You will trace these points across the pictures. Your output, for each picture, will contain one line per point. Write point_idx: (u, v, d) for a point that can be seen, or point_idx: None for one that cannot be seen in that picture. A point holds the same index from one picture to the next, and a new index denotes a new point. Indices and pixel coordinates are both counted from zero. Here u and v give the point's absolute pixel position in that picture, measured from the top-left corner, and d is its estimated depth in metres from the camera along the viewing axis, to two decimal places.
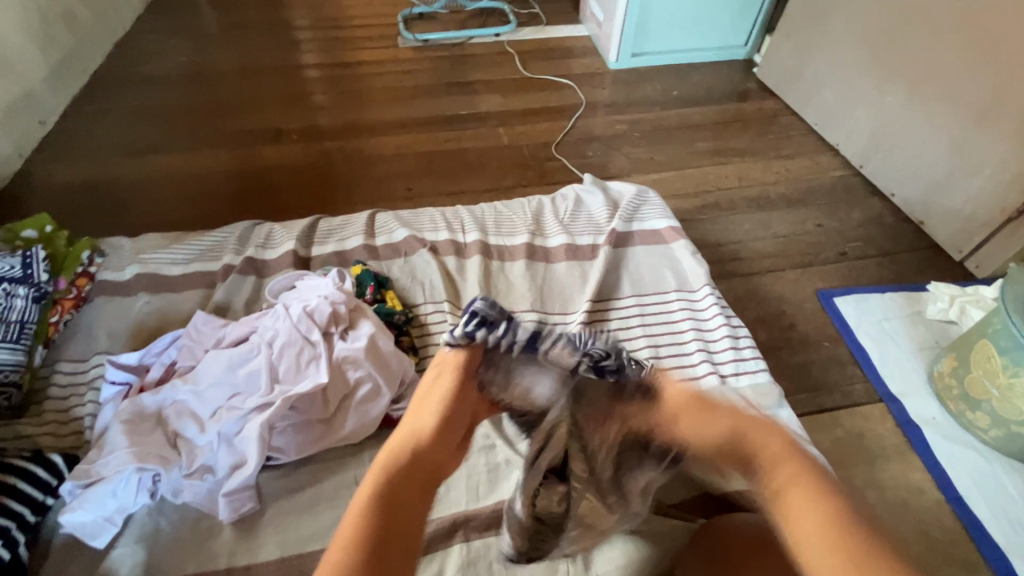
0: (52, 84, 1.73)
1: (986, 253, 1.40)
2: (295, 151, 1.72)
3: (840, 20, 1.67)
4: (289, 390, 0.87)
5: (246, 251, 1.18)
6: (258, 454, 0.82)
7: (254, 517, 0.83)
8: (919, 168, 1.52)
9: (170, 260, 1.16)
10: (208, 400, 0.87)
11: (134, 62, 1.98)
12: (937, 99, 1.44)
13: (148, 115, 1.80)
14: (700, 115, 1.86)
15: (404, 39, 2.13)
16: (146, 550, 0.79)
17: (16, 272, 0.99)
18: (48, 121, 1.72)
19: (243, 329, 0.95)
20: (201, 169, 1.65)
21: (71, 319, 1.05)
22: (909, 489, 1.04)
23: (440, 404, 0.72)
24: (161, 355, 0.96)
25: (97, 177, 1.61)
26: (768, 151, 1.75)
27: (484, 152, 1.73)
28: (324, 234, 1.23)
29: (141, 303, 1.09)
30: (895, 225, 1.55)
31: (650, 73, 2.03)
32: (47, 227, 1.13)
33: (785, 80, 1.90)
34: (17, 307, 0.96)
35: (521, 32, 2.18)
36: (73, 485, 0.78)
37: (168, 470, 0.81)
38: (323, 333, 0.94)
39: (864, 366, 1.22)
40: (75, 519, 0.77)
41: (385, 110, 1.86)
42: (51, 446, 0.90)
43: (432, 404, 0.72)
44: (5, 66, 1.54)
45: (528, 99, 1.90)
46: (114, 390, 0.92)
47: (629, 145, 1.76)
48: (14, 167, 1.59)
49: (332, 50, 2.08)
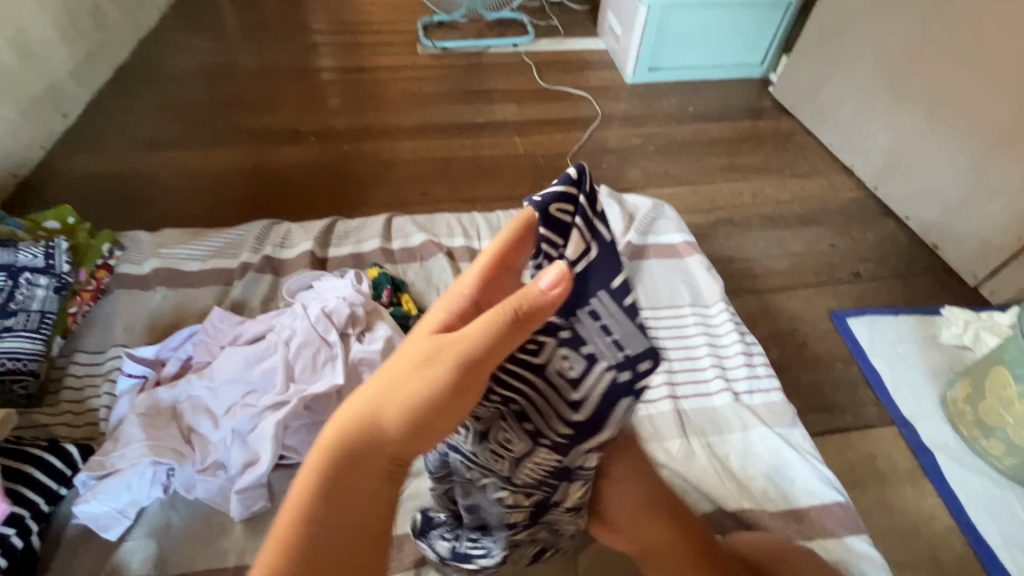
0: (76, 78, 1.76)
1: (1001, 279, 1.39)
2: (311, 152, 1.74)
3: (859, 41, 1.67)
4: (305, 390, 0.87)
5: (264, 249, 1.19)
6: (271, 453, 0.82)
7: (265, 516, 0.83)
8: (936, 192, 1.51)
9: (189, 255, 1.17)
10: (223, 396, 0.87)
11: (156, 60, 2.01)
12: (957, 124, 1.44)
13: (169, 112, 1.83)
14: (715, 131, 1.87)
15: (423, 45, 2.15)
16: (157, 545, 0.79)
17: (39, 262, 1.00)
18: (70, 114, 1.75)
19: (260, 326, 0.96)
20: (219, 167, 1.67)
21: (89, 311, 1.06)
22: (922, 516, 1.03)
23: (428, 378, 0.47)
24: (177, 350, 0.96)
25: (117, 170, 1.63)
26: (782, 170, 1.75)
27: (499, 160, 1.74)
28: (341, 235, 1.24)
29: (157, 298, 1.09)
30: (910, 247, 1.55)
31: (666, 87, 2.04)
32: (69, 219, 1.14)
33: (801, 99, 1.90)
34: (37, 297, 0.97)
35: (539, 43, 2.20)
36: (87, 477, 0.79)
37: (182, 465, 0.81)
38: (340, 334, 0.94)
39: (876, 388, 1.22)
40: (88, 510, 0.77)
41: (402, 116, 1.88)
42: (65, 436, 0.90)
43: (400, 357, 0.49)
44: (33, 58, 1.57)
45: (544, 109, 1.92)
46: (131, 382, 0.92)
47: (643, 158, 1.77)
48: (35, 158, 1.61)
49: (351, 54, 2.10)
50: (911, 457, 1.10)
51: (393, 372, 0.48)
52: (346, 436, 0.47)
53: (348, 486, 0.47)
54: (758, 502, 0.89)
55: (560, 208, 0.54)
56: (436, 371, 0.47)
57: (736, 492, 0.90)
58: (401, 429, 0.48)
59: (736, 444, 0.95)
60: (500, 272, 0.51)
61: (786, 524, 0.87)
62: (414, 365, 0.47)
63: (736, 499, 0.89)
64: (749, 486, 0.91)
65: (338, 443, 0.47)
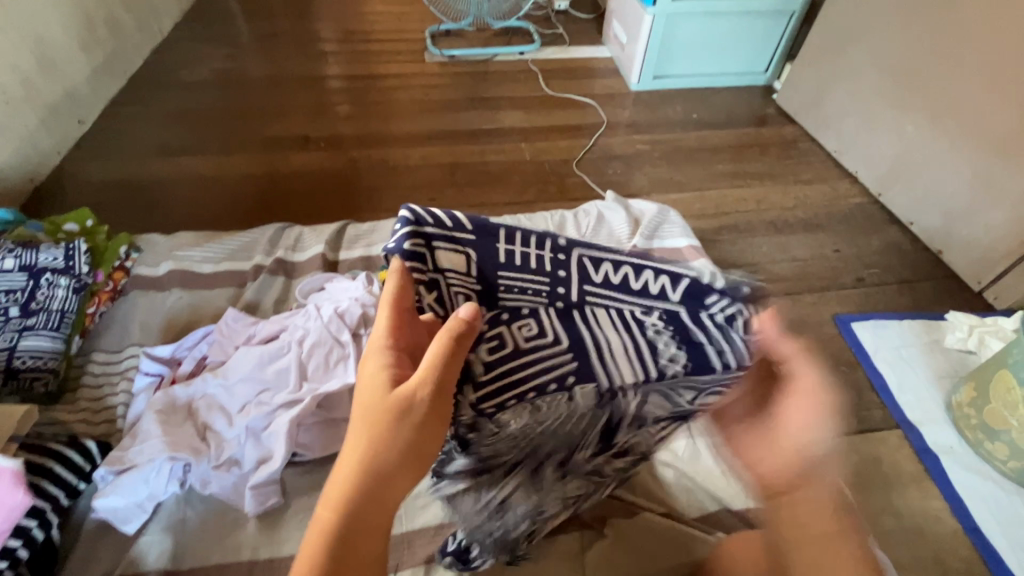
0: (92, 86, 1.80)
1: (1005, 284, 1.40)
2: (321, 158, 1.77)
3: (862, 49, 1.69)
4: (318, 388, 0.89)
5: (276, 252, 1.21)
6: (285, 450, 0.84)
7: (278, 511, 0.85)
8: (940, 198, 1.53)
9: (203, 258, 1.20)
10: (237, 394, 0.89)
11: (170, 68, 2.06)
12: (961, 131, 1.45)
13: (182, 118, 1.86)
14: (719, 138, 1.89)
15: (431, 54, 2.19)
16: (173, 539, 0.81)
17: (59, 263, 1.02)
18: (86, 120, 1.78)
19: (274, 327, 0.98)
20: (231, 172, 1.70)
21: (106, 311, 1.08)
22: (927, 518, 1.04)
23: (396, 421, 0.48)
24: (193, 350, 0.99)
25: (132, 175, 1.66)
26: (786, 176, 1.77)
27: (505, 166, 1.77)
28: (351, 239, 1.26)
29: (173, 299, 1.12)
30: (913, 253, 1.56)
31: (671, 95, 2.07)
32: (88, 222, 1.17)
33: (805, 106, 1.92)
34: (58, 297, 1.00)
35: (545, 52, 2.23)
36: (106, 472, 0.80)
37: (198, 461, 0.83)
38: (352, 334, 0.96)
39: (881, 392, 1.22)
40: (107, 504, 0.79)
41: (410, 122, 1.91)
42: (84, 433, 0.92)
43: (361, 413, 0.49)
44: (51, 66, 1.61)
45: (550, 116, 1.94)
46: (147, 380, 0.95)
47: (648, 165, 1.79)
48: (52, 163, 1.65)
49: (359, 63, 2.14)
50: (916, 461, 1.11)
51: (364, 435, 0.48)
52: (337, 517, 0.45)
53: (353, 555, 0.45)
54: None
55: (414, 242, 0.63)
56: (412, 416, 0.48)
57: (740, 490, 0.92)
58: (402, 475, 0.48)
59: None
60: (410, 312, 0.56)
61: None
62: (382, 420, 0.48)
63: (740, 498, 0.91)
64: None
65: (331, 525, 0.45)
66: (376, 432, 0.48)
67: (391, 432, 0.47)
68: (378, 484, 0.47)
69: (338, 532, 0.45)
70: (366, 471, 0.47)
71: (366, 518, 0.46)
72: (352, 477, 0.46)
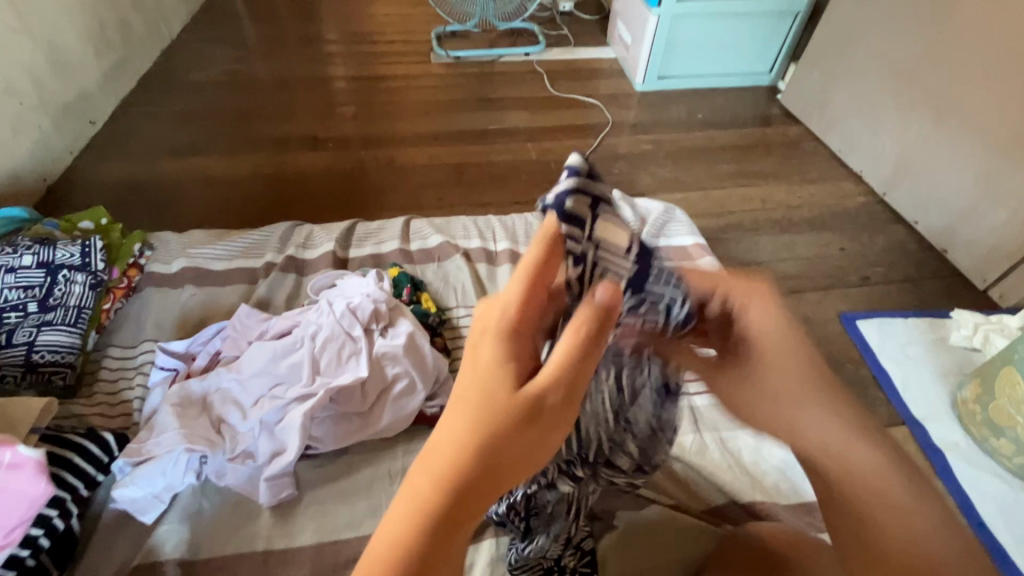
0: (103, 87, 1.83)
1: (1010, 283, 1.41)
2: (330, 158, 1.79)
3: (866, 49, 1.70)
4: (330, 382, 0.90)
5: (287, 250, 1.23)
6: (299, 442, 0.86)
7: (292, 503, 0.86)
8: (944, 197, 1.53)
9: (215, 255, 1.21)
10: (251, 388, 0.91)
11: (179, 69, 2.08)
12: (965, 131, 1.46)
13: (192, 119, 1.88)
14: (724, 138, 1.90)
15: (437, 55, 2.21)
16: (189, 529, 0.82)
17: (76, 260, 1.04)
18: (98, 121, 1.81)
19: (286, 322, 1.00)
20: (240, 172, 1.72)
21: (121, 307, 1.10)
22: None
23: (523, 414, 0.42)
24: (206, 345, 1.00)
25: (144, 175, 1.69)
26: (791, 176, 1.78)
27: (512, 166, 1.78)
28: (361, 237, 1.28)
29: (186, 295, 1.14)
30: (918, 252, 1.57)
31: (676, 95, 2.08)
32: (102, 220, 1.19)
33: (809, 106, 1.93)
34: (75, 293, 1.02)
35: (550, 53, 2.25)
36: (125, 463, 0.82)
37: (214, 453, 0.85)
38: (364, 329, 0.97)
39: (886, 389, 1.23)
40: (126, 494, 0.81)
41: (418, 123, 1.92)
42: (101, 426, 0.94)
43: (487, 394, 0.42)
44: (64, 67, 1.64)
45: (555, 116, 1.96)
46: (163, 374, 0.96)
47: (653, 164, 1.80)
48: (65, 163, 1.67)
49: (366, 64, 2.16)
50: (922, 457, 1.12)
51: (489, 418, 0.41)
52: (443, 504, 0.39)
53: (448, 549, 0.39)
54: (771, 495, 0.92)
55: (578, 200, 0.59)
56: (540, 420, 0.42)
57: (750, 485, 0.93)
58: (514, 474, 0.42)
59: (749, 439, 0.98)
60: (548, 282, 0.47)
61: (799, 517, 0.89)
62: (511, 415, 0.41)
63: (749, 492, 0.92)
64: (761, 479, 0.94)
65: (434, 509, 0.39)
66: (499, 419, 0.41)
67: (515, 421, 0.41)
68: (490, 476, 0.41)
69: (440, 521, 0.39)
70: (484, 460, 0.40)
71: (468, 511, 0.40)
72: (464, 465, 0.40)
